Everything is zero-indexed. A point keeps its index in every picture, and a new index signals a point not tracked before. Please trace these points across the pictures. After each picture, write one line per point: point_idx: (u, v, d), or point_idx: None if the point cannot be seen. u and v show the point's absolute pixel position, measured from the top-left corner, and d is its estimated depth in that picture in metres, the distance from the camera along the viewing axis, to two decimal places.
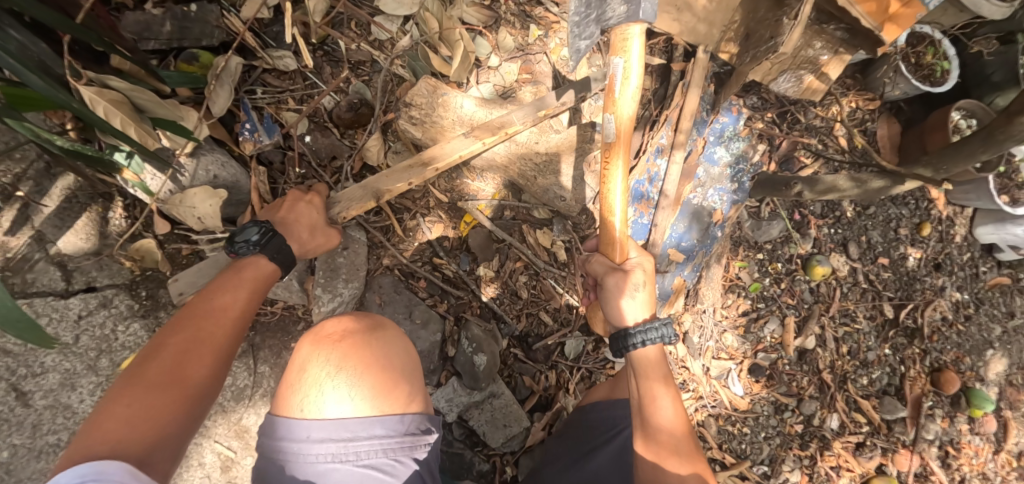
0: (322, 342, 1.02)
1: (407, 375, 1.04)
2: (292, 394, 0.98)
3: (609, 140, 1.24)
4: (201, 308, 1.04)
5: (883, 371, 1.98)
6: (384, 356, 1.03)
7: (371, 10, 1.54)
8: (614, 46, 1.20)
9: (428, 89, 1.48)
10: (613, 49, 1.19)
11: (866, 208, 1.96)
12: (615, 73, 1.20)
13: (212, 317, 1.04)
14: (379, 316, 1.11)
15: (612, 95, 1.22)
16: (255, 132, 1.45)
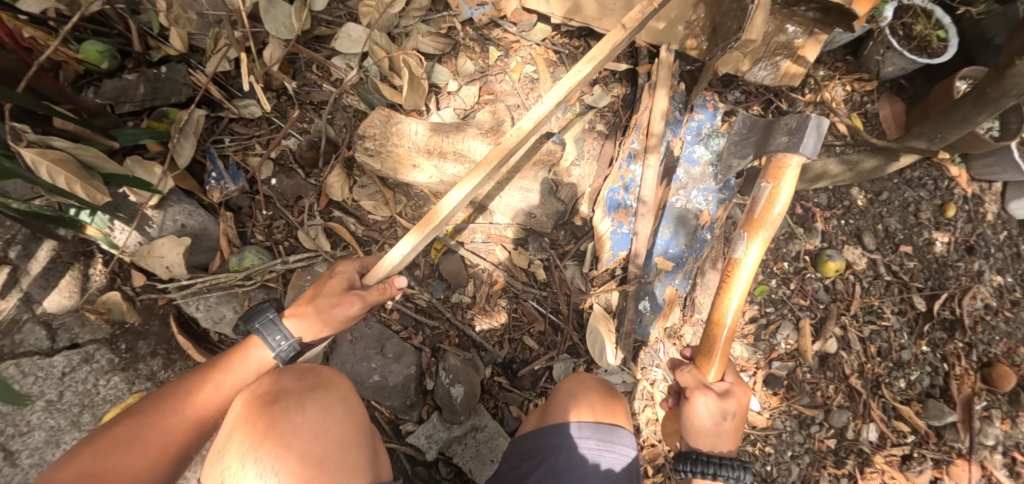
0: (252, 404, 0.98)
1: (340, 448, 0.95)
2: (216, 461, 0.94)
3: (733, 254, 1.25)
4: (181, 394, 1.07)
5: (923, 371, 1.77)
6: (314, 422, 0.96)
7: (328, 52, 1.58)
8: (772, 172, 1.27)
9: (382, 119, 1.48)
10: (770, 175, 1.27)
11: (878, 194, 1.81)
12: (762, 195, 1.26)
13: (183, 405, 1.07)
14: (325, 376, 1.05)
15: (756, 213, 1.25)
16: (222, 180, 1.49)
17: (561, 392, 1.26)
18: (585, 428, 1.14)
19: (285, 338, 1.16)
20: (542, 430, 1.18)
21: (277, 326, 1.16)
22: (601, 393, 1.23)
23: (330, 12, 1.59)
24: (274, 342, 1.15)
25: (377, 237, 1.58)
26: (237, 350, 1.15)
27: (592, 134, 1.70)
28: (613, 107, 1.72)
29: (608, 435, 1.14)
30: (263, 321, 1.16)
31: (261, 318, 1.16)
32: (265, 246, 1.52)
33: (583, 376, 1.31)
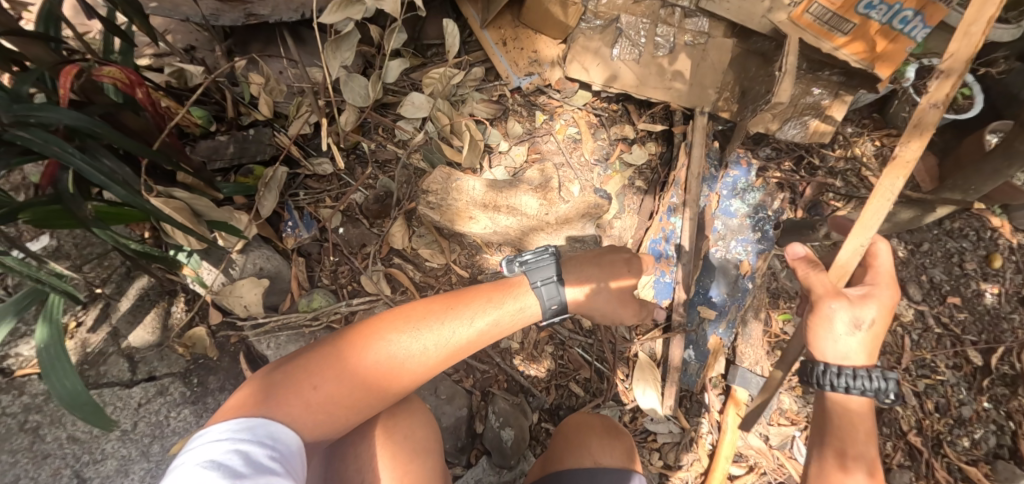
0: None
1: (423, 453, 1.11)
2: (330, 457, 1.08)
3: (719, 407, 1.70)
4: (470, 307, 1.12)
5: (988, 429, 1.69)
6: (408, 433, 1.11)
7: (394, 117, 1.78)
8: (733, 398, 1.67)
9: (444, 176, 1.62)
10: (733, 400, 1.67)
11: (919, 245, 1.84)
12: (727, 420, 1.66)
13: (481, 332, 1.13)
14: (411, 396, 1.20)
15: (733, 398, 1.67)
16: (296, 228, 1.66)
17: (562, 437, 1.36)
18: (596, 474, 1.22)
19: (561, 305, 1.18)
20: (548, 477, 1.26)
21: (552, 288, 1.18)
22: (602, 437, 1.33)
23: (397, 84, 1.81)
24: (550, 307, 1.18)
25: (433, 283, 1.67)
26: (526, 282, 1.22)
27: (632, 190, 1.82)
28: (651, 164, 1.85)
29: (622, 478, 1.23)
30: (540, 278, 1.19)
31: (539, 271, 1.20)
32: (331, 289, 1.64)
33: (582, 420, 1.41)
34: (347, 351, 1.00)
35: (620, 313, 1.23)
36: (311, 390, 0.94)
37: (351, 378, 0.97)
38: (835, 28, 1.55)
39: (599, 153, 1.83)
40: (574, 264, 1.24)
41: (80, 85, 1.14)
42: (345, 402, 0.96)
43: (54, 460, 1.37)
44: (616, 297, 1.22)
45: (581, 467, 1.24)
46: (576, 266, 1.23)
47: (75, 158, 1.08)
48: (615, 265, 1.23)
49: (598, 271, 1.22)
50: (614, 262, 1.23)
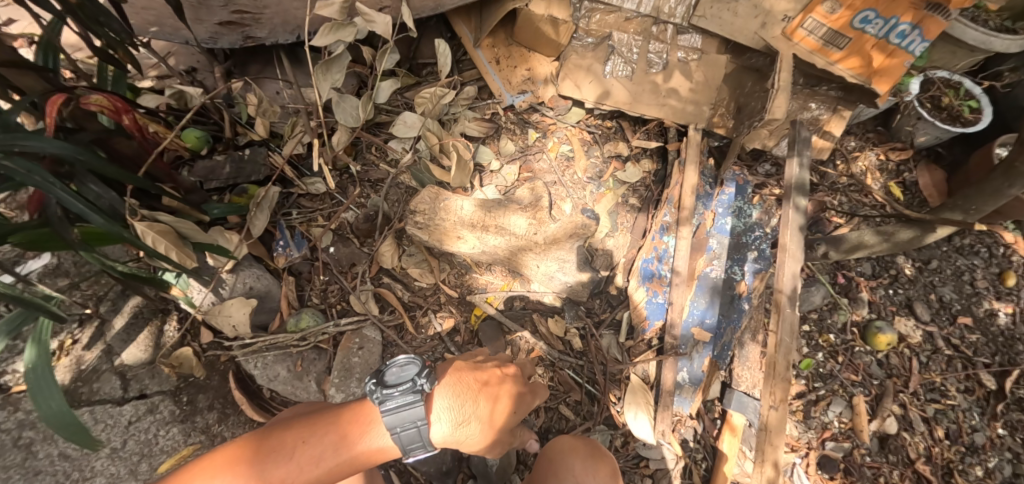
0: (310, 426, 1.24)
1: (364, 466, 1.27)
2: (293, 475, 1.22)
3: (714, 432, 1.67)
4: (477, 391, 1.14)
5: (1002, 457, 1.60)
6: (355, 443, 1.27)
7: (386, 137, 1.79)
8: (729, 424, 1.65)
9: (431, 197, 1.61)
10: (730, 427, 1.65)
11: (927, 263, 1.77)
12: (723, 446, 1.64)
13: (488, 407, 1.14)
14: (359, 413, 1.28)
15: (730, 423, 1.65)
16: (287, 247, 1.67)
17: (545, 458, 1.33)
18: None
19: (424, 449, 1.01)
20: None
21: (418, 433, 0.99)
22: (584, 459, 1.30)
23: (391, 103, 1.82)
24: (411, 449, 1.01)
25: (422, 302, 1.68)
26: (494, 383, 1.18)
27: (626, 208, 1.79)
28: (645, 182, 1.82)
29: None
30: (400, 422, 0.99)
31: (401, 414, 0.99)
32: (320, 309, 1.65)
33: (564, 439, 1.38)
34: (343, 429, 1.01)
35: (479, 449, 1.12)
36: (298, 459, 0.96)
37: (335, 460, 0.98)
38: (830, 43, 1.52)
39: (592, 171, 1.81)
40: (455, 395, 1.08)
41: (69, 112, 1.17)
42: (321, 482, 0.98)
43: (46, 477, 1.39)
44: (482, 434, 1.10)
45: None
46: (455, 398, 1.08)
47: (56, 188, 1.09)
48: (493, 399, 1.14)
49: (478, 407, 1.10)
50: (494, 401, 1.13)
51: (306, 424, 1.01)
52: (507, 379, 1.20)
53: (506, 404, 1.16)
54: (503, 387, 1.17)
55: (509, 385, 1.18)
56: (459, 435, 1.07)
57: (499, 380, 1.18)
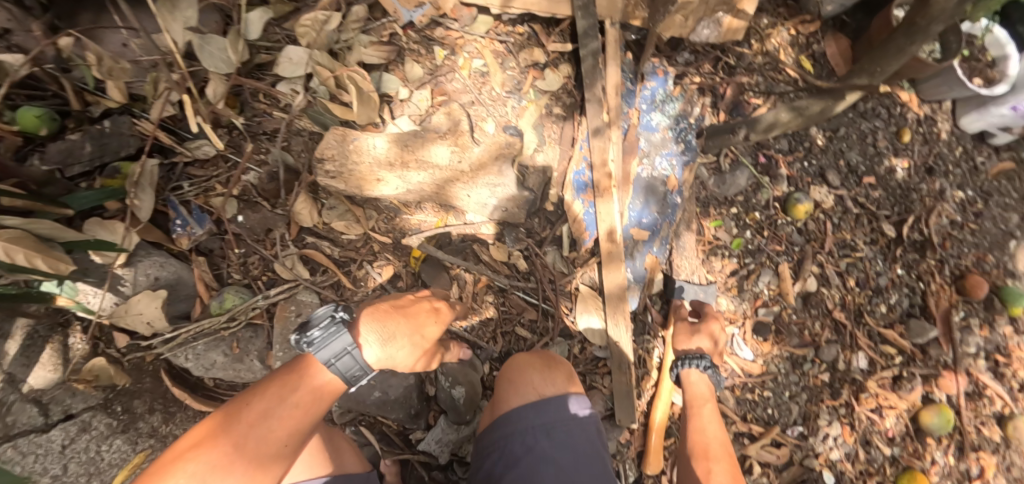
0: None
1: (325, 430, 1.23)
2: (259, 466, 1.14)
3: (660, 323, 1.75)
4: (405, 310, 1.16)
5: (901, 293, 1.83)
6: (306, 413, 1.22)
7: (272, 79, 1.55)
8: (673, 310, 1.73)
9: (337, 139, 1.42)
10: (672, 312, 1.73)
11: (835, 130, 1.87)
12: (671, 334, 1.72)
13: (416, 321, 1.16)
14: None
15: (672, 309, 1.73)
16: (187, 226, 1.47)
17: (505, 377, 1.31)
18: (541, 406, 1.19)
19: (364, 372, 1.01)
20: (496, 421, 1.22)
21: (353, 357, 1.00)
22: (542, 372, 1.30)
23: (269, 38, 1.54)
24: (351, 378, 1.00)
25: (354, 255, 1.56)
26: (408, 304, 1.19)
27: (551, 118, 1.71)
28: (566, 88, 1.72)
29: (564, 406, 1.20)
30: (334, 352, 0.99)
31: (332, 345, 0.99)
32: (244, 284, 1.50)
33: (520, 358, 1.38)
34: (282, 378, 0.99)
35: (416, 365, 1.14)
36: (252, 414, 0.94)
37: (291, 404, 0.96)
38: None
39: (510, 85, 1.69)
40: (379, 318, 1.09)
41: None
42: (289, 429, 0.95)
43: None
44: (415, 350, 1.12)
45: (527, 404, 1.20)
46: (380, 321, 1.09)
47: None
48: (416, 317, 1.17)
49: (401, 325, 1.11)
50: (414, 319, 1.15)
51: (247, 390, 0.99)
52: (423, 300, 1.25)
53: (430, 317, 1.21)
54: (421, 305, 1.22)
55: (427, 303, 1.24)
56: (395, 352, 1.07)
57: (415, 301, 1.23)
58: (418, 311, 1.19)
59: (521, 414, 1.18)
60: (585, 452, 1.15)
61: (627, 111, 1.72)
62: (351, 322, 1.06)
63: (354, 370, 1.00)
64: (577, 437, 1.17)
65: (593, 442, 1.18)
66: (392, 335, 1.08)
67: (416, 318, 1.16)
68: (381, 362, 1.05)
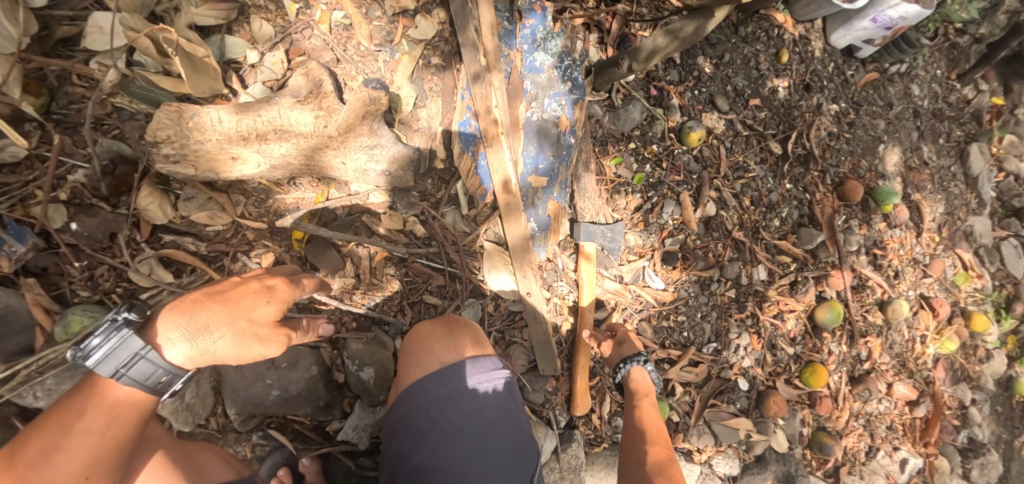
0: None
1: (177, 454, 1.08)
2: None
3: (571, 267, 1.72)
4: (227, 294, 0.99)
5: (791, 206, 1.92)
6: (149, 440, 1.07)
7: (84, 55, 1.28)
8: (585, 253, 1.70)
9: (172, 116, 1.20)
10: (585, 255, 1.70)
11: (721, 57, 1.87)
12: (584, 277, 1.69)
13: (245, 304, 0.99)
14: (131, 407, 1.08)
15: (584, 251, 1.70)
16: (6, 243, 1.23)
17: (408, 349, 1.23)
18: (443, 375, 1.11)
19: (172, 375, 0.89)
20: (401, 396, 1.14)
21: (150, 362, 0.86)
22: (444, 337, 1.21)
23: (74, 5, 1.28)
24: (155, 384, 0.88)
25: (225, 247, 1.39)
26: (232, 288, 1.00)
27: (430, 70, 1.57)
28: (442, 35, 1.57)
29: (469, 371, 1.13)
30: (122, 361, 0.85)
31: (116, 354, 0.85)
32: (96, 301, 1.30)
33: (423, 325, 1.29)
34: (66, 403, 0.83)
35: (256, 350, 0.98)
36: (31, 452, 0.78)
37: (81, 429, 0.81)
38: None
39: (379, 37, 1.52)
40: (183, 311, 0.92)
41: None
42: (84, 458, 0.81)
43: None
44: (241, 337, 0.96)
45: (430, 375, 1.12)
46: (184, 314, 0.92)
47: None
48: (242, 299, 0.99)
49: (218, 313, 0.94)
50: (238, 303, 0.98)
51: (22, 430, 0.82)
52: (252, 279, 1.05)
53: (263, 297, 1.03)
54: (247, 286, 1.02)
55: (256, 281, 1.05)
56: (210, 345, 0.92)
57: (240, 282, 1.03)
58: (245, 291, 1.01)
59: (424, 386, 1.11)
60: (496, 413, 1.12)
61: (508, 52, 1.60)
62: (143, 321, 0.91)
63: (155, 374, 0.87)
64: (486, 399, 1.12)
65: (502, 401, 1.14)
66: (204, 326, 0.92)
67: (243, 301, 0.99)
68: (197, 358, 0.91)
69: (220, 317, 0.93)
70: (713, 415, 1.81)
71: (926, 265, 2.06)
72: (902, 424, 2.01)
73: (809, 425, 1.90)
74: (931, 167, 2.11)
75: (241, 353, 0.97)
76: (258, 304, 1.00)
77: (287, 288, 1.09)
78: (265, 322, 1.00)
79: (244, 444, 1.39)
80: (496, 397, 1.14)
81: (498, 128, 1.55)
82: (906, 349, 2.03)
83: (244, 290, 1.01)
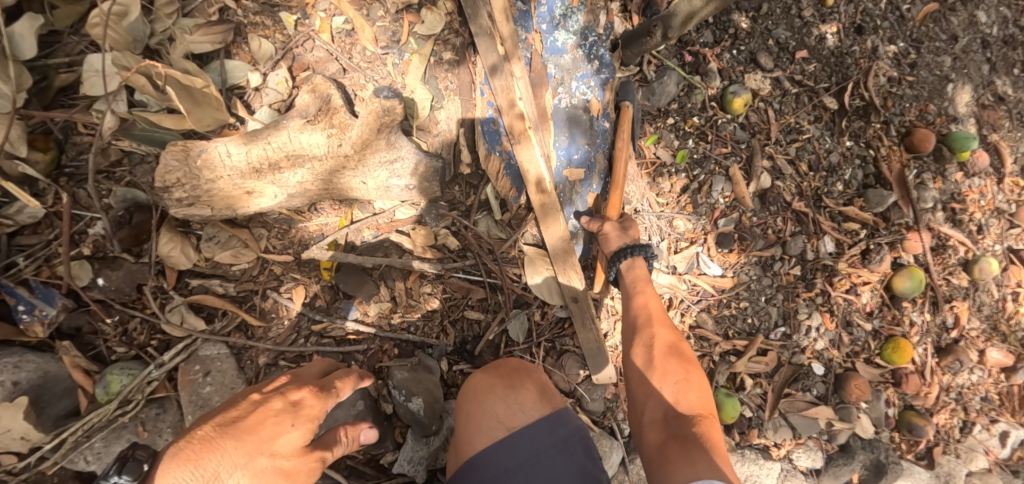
0: None
1: None
2: None
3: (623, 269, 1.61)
4: (240, 424, 0.97)
5: (854, 167, 1.73)
6: None
7: (85, 102, 1.21)
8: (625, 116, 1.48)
9: (178, 156, 1.12)
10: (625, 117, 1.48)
11: (758, 9, 1.68)
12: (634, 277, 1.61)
13: (263, 434, 0.97)
14: None
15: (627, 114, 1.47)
16: (34, 308, 1.18)
17: (464, 409, 1.16)
18: (510, 445, 1.05)
19: None
20: (465, 468, 1.07)
21: None
22: (505, 396, 1.14)
23: (66, 50, 1.21)
24: None
25: (255, 285, 1.33)
26: (252, 413, 1.00)
27: (443, 67, 1.45)
28: (451, 27, 1.44)
29: (537, 437, 1.06)
30: None
31: None
32: (133, 356, 1.26)
33: (479, 378, 1.20)
34: None
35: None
36: None
37: None
38: None
39: (384, 39, 1.41)
40: (186, 460, 0.90)
41: None
42: None
43: None
44: (259, 476, 0.94)
45: (495, 446, 1.05)
46: (188, 465, 0.90)
47: None
48: (262, 430, 0.98)
49: (230, 456, 0.93)
50: (252, 442, 0.95)
51: None
52: (274, 397, 1.04)
53: (287, 419, 1.01)
54: (266, 409, 1.01)
55: (279, 398, 1.03)
56: None
57: (261, 403, 1.02)
58: (263, 418, 0.99)
59: (490, 457, 1.05)
60: None
61: (526, 36, 1.46)
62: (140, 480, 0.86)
63: None
64: (558, 466, 1.03)
65: (579, 466, 1.03)
66: (204, 480, 0.90)
67: (257, 433, 0.97)
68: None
69: (230, 462, 0.92)
70: (789, 406, 1.68)
71: (1013, 215, 1.83)
72: (999, 393, 1.81)
73: (895, 405, 1.74)
74: (1009, 102, 1.84)
75: None
76: (281, 430, 0.99)
77: (317, 402, 1.06)
78: (289, 449, 0.99)
79: None
80: (566, 466, 1.03)
81: (523, 120, 1.41)
82: (997, 310, 1.82)
83: (262, 412, 1.00)
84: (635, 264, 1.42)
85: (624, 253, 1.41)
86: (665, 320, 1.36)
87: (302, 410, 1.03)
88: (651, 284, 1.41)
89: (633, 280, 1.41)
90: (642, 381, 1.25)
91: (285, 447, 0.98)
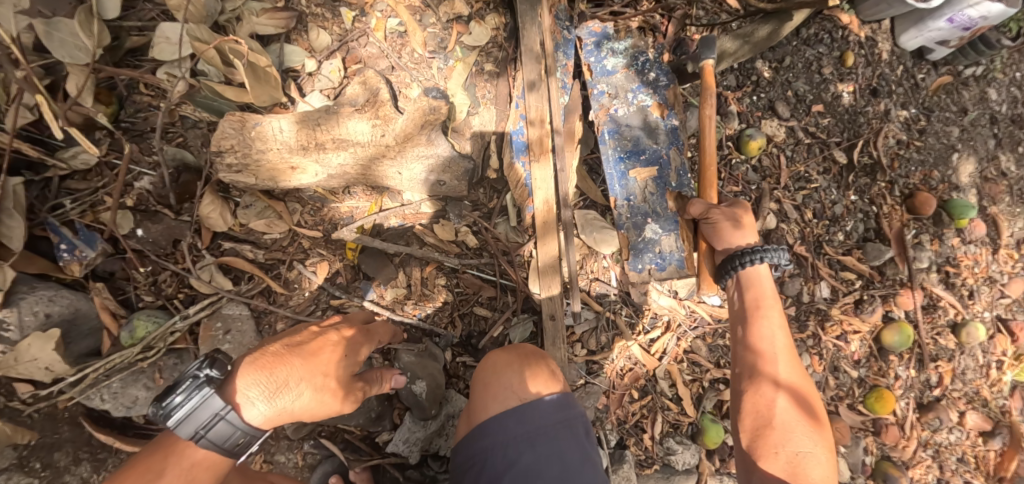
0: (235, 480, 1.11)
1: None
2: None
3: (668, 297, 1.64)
4: (300, 347, 1.02)
5: (856, 219, 1.81)
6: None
7: (150, 65, 1.31)
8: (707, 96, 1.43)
9: (235, 125, 1.22)
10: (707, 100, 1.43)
11: (781, 61, 1.79)
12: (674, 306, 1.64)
13: (322, 358, 1.03)
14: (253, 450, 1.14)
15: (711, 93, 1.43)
16: (75, 249, 1.26)
17: (481, 381, 1.20)
18: (524, 415, 1.08)
19: (250, 436, 0.87)
20: (474, 434, 1.11)
21: (229, 422, 0.84)
22: (522, 373, 1.18)
23: (141, 15, 1.31)
24: (232, 446, 0.86)
25: (281, 256, 1.40)
26: (311, 341, 1.05)
27: (483, 77, 1.55)
28: (496, 41, 1.56)
29: (546, 411, 1.09)
30: (201, 422, 0.83)
31: (197, 414, 0.83)
32: (159, 306, 1.33)
33: (498, 356, 1.26)
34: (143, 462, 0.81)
35: (330, 407, 1.01)
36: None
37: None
38: None
39: (433, 44, 1.51)
40: (262, 366, 0.93)
41: None
42: None
43: None
44: (318, 393, 0.98)
45: (508, 414, 1.09)
46: (263, 370, 0.93)
47: None
48: (319, 353, 1.04)
49: (298, 368, 0.97)
50: (314, 360, 1.01)
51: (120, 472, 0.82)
52: (330, 330, 1.11)
53: (340, 351, 1.08)
54: (325, 339, 1.08)
55: (333, 333, 1.10)
56: (287, 402, 0.92)
57: (318, 334, 1.08)
58: (322, 345, 1.06)
59: (503, 424, 1.08)
60: (578, 464, 1.05)
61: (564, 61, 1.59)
62: (223, 377, 0.89)
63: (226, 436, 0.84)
64: (567, 445, 1.08)
65: (580, 443, 1.09)
66: (281, 384, 0.93)
67: (314, 355, 1.02)
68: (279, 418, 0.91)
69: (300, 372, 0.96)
70: None
71: (1005, 285, 1.90)
72: (975, 456, 1.86)
73: (872, 454, 1.80)
74: (1010, 178, 1.93)
75: (315, 410, 0.99)
76: (332, 357, 1.05)
77: (357, 344, 1.13)
78: (340, 376, 1.04)
79: (297, 452, 1.40)
80: (572, 444, 1.08)
81: (541, 138, 1.51)
82: (981, 375, 1.88)
83: (319, 342, 1.06)
84: (757, 280, 1.28)
85: (736, 258, 1.27)
86: (792, 361, 1.24)
87: (343, 346, 1.09)
88: (778, 310, 1.27)
89: (754, 303, 1.28)
90: (759, 441, 1.16)
91: (334, 373, 1.03)
